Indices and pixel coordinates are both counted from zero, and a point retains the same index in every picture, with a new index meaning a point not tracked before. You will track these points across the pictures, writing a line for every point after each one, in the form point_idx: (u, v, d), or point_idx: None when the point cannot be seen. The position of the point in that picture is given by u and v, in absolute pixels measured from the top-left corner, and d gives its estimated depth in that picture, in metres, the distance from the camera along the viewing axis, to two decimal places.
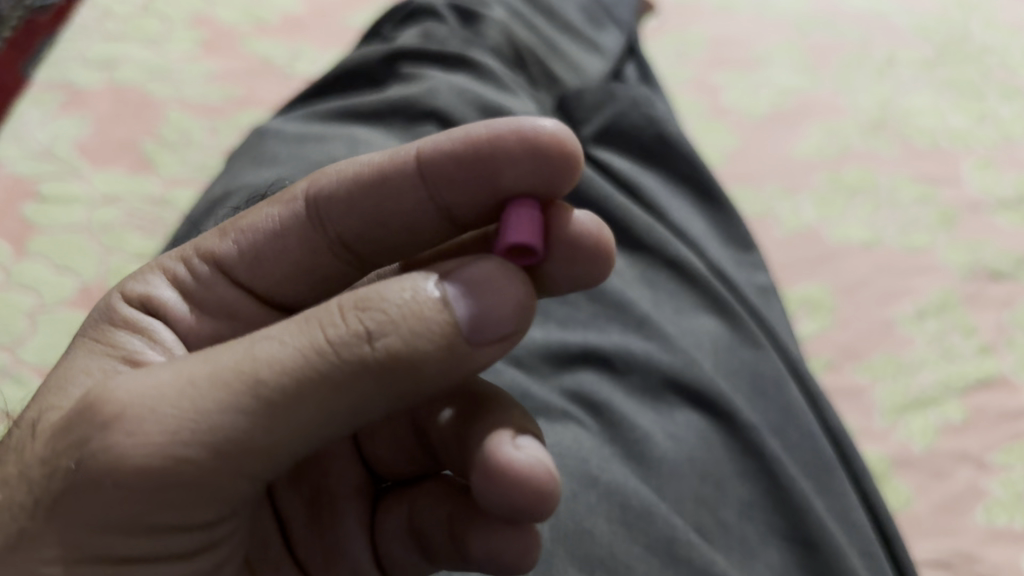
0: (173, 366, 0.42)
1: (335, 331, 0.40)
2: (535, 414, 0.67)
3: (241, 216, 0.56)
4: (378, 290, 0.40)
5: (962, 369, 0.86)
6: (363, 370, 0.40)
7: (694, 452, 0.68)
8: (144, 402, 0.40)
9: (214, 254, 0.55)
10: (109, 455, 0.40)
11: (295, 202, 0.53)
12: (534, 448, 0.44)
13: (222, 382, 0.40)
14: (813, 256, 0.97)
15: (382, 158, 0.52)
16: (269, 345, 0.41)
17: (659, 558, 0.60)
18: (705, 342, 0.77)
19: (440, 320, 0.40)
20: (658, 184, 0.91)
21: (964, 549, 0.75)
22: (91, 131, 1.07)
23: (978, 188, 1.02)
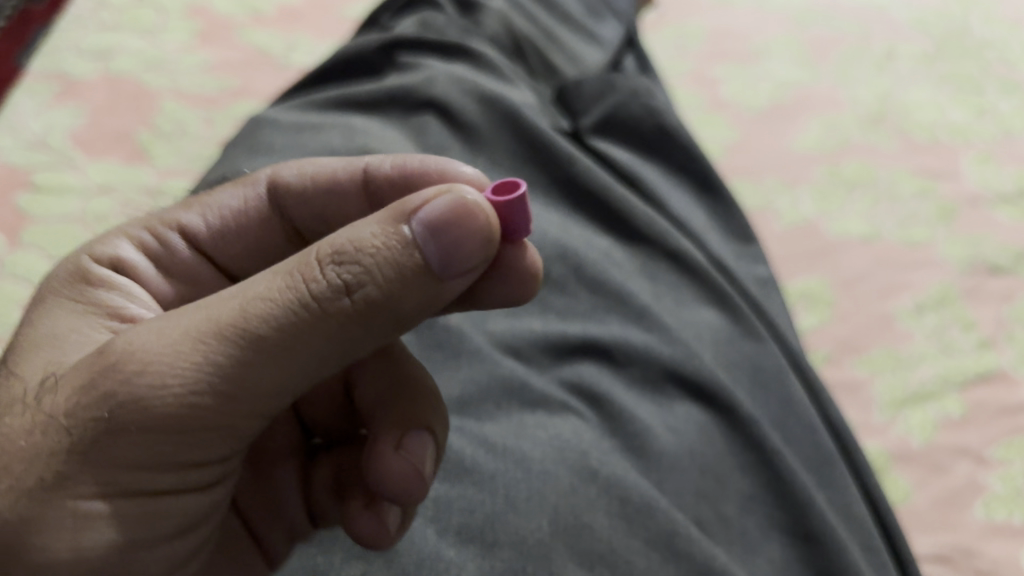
0: (172, 319, 0.44)
1: (318, 285, 0.43)
2: (533, 405, 0.66)
3: (205, 195, 0.60)
4: (352, 240, 0.43)
5: (961, 363, 0.86)
6: (349, 316, 0.43)
7: (694, 446, 0.67)
8: (158, 357, 0.42)
9: (182, 224, 0.57)
10: (134, 410, 0.42)
11: (257, 186, 0.59)
12: (418, 443, 0.53)
13: (230, 337, 0.42)
14: (812, 250, 0.96)
15: (337, 166, 0.58)
16: (261, 295, 0.43)
17: (660, 552, 0.58)
18: (705, 335, 0.77)
19: (411, 265, 0.43)
20: (657, 175, 0.90)
21: (963, 544, 0.74)
22: (85, 122, 1.05)
23: (978, 182, 1.01)
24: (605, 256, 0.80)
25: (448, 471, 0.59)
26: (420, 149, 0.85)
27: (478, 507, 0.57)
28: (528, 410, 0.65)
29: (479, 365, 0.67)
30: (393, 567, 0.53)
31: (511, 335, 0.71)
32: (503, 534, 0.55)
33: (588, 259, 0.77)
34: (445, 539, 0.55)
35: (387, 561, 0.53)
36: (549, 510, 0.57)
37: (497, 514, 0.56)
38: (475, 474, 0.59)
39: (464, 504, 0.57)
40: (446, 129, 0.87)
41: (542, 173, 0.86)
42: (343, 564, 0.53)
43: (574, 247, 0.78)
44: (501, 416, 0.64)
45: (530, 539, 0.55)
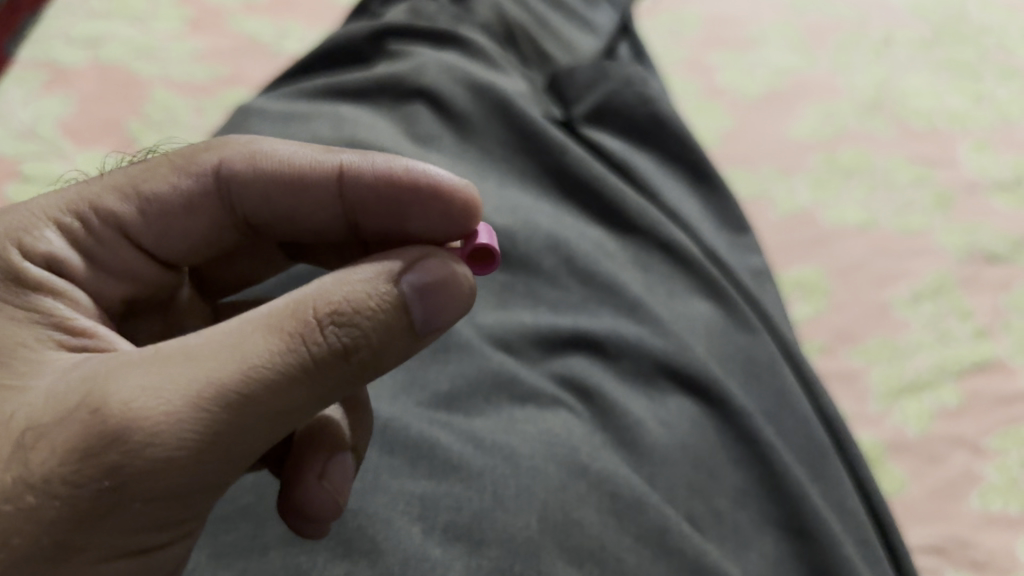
0: (164, 372, 0.39)
1: (320, 348, 0.40)
2: (523, 399, 0.64)
3: (139, 173, 0.52)
4: (347, 299, 0.41)
5: (957, 352, 0.85)
6: (346, 377, 0.42)
7: (686, 439, 0.66)
8: (158, 426, 0.38)
9: (117, 215, 0.51)
10: (138, 484, 0.38)
11: (206, 175, 0.52)
12: (337, 471, 0.49)
13: (233, 403, 0.39)
14: (807, 239, 0.95)
15: (306, 161, 0.53)
16: (259, 356, 0.40)
17: (651, 549, 0.55)
18: (698, 325, 0.76)
19: (402, 328, 0.42)
20: (650, 164, 0.89)
21: (958, 536, 0.74)
22: (74, 111, 1.04)
23: (975, 170, 1.00)
24: (597, 247, 0.79)
25: (435, 467, 0.55)
26: (408, 139, 0.84)
27: (466, 504, 0.53)
28: (518, 403, 0.63)
29: (466, 358, 0.66)
30: (377, 568, 0.49)
31: (499, 327, 0.70)
32: (492, 532, 0.51)
33: (579, 250, 0.76)
34: (430, 538, 0.51)
35: (371, 563, 0.49)
36: (538, 506, 0.53)
37: (484, 512, 0.52)
38: (463, 470, 0.55)
39: (451, 502, 0.53)
40: (434, 118, 0.86)
41: (532, 163, 0.85)
42: (327, 566, 0.49)
43: (565, 238, 0.77)
44: (489, 409, 0.63)
45: (518, 538, 0.51)
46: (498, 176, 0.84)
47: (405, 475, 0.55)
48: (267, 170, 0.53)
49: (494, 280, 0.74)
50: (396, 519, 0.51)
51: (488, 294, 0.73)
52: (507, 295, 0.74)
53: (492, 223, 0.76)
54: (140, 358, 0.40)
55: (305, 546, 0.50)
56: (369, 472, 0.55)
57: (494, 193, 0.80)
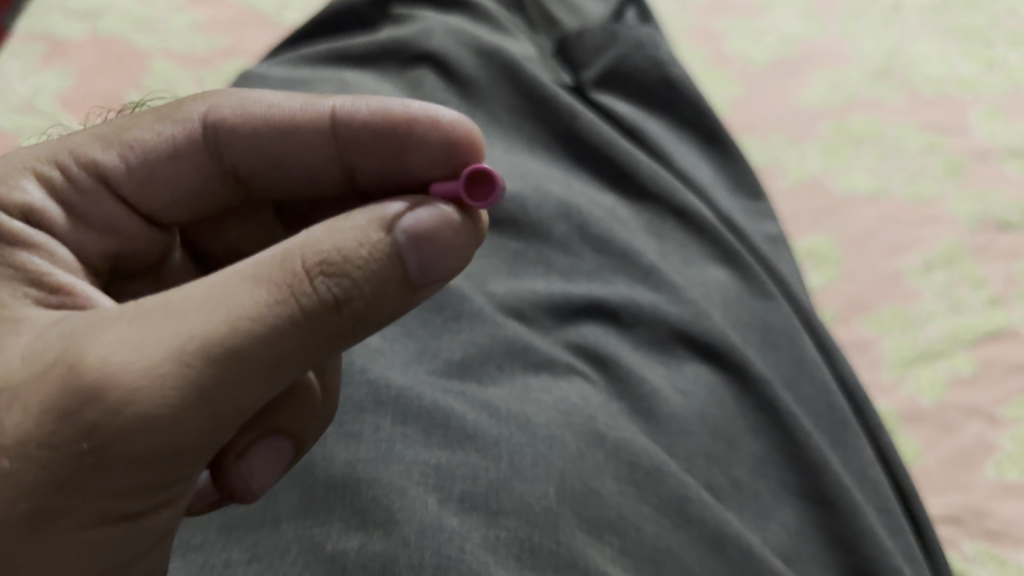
0: (145, 328, 0.38)
1: (309, 299, 0.39)
2: (536, 367, 0.62)
3: (122, 123, 0.51)
4: (338, 248, 0.39)
5: (970, 321, 0.83)
6: (338, 331, 0.40)
7: (704, 407, 0.65)
8: (138, 382, 0.37)
9: (98, 164, 0.49)
10: (118, 446, 0.37)
11: (194, 123, 0.51)
12: (258, 460, 0.46)
13: (218, 358, 0.38)
14: (817, 208, 0.93)
15: (295, 106, 0.51)
16: (245, 308, 0.38)
17: (670, 518, 0.53)
18: (714, 293, 0.75)
19: (397, 277, 0.40)
20: (662, 129, 0.87)
21: (974, 505, 0.73)
22: (74, 84, 1.02)
23: (987, 136, 0.98)
24: (609, 213, 0.77)
25: (449, 436, 0.53)
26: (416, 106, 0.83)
27: (482, 474, 0.51)
28: (532, 371, 0.62)
29: (479, 326, 0.64)
30: (392, 539, 0.46)
31: (513, 296, 0.69)
32: (508, 502, 0.50)
33: (591, 216, 0.74)
34: (447, 508, 0.49)
35: (387, 533, 0.47)
36: (556, 476, 0.52)
37: (501, 481, 0.51)
38: (477, 440, 0.53)
39: (467, 472, 0.51)
40: (441, 82, 0.84)
41: (544, 129, 0.84)
42: (340, 537, 0.47)
43: (577, 205, 0.75)
44: (503, 376, 0.61)
45: (536, 507, 0.50)
46: (508, 144, 0.82)
47: (420, 444, 0.53)
48: (254, 116, 0.51)
49: (505, 249, 0.73)
50: (411, 489, 0.49)
51: (500, 263, 0.72)
52: (519, 263, 0.72)
53: (503, 189, 0.74)
54: (121, 315, 0.39)
55: (318, 516, 0.48)
56: (382, 441, 0.53)
57: (505, 162, 0.79)
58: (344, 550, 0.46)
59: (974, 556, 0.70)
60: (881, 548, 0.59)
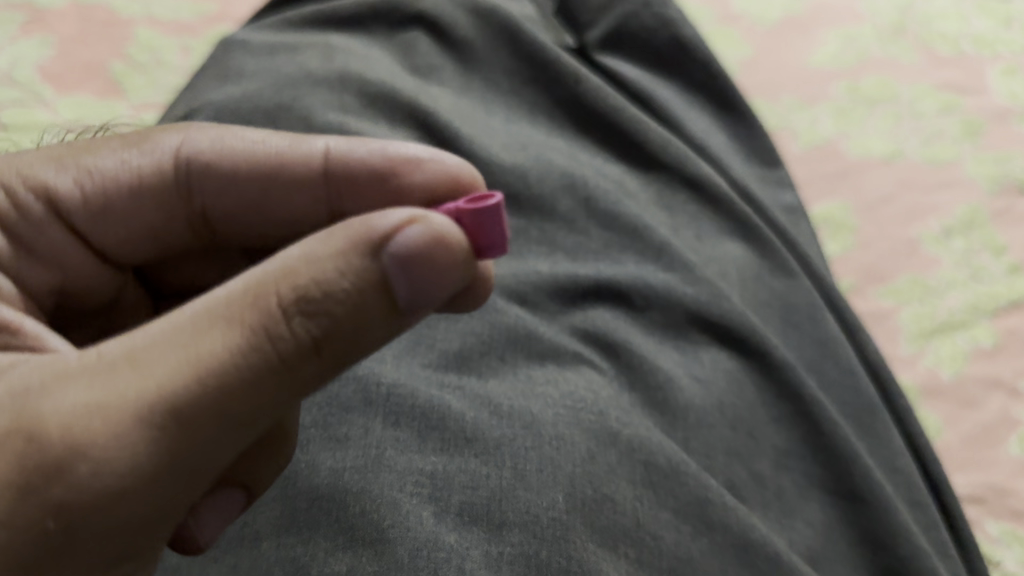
0: (109, 387, 0.34)
1: (286, 343, 0.34)
2: (541, 357, 0.58)
3: (87, 148, 0.48)
4: (317, 281, 0.34)
5: (991, 290, 0.76)
6: (322, 371, 0.36)
7: (724, 397, 0.60)
8: (108, 452, 0.33)
9: (51, 189, 0.47)
10: (87, 521, 0.34)
11: (166, 155, 0.48)
12: (210, 520, 0.41)
13: (192, 418, 0.34)
14: (833, 172, 0.87)
15: (285, 147, 0.49)
16: (217, 358, 0.34)
17: (692, 525, 0.49)
18: (731, 271, 0.69)
19: (385, 309, 0.36)
20: (671, 92, 0.81)
21: (998, 483, 0.66)
22: (54, 54, 0.94)
23: (1007, 97, 0.91)
24: (617, 185, 0.72)
25: (446, 440, 0.49)
26: (407, 71, 0.77)
27: (483, 482, 0.46)
28: (536, 361, 0.57)
29: (478, 313, 0.60)
30: (384, 562, 0.42)
31: (516, 279, 0.64)
32: (513, 514, 0.45)
33: (598, 189, 0.69)
34: (443, 524, 0.44)
35: (378, 554, 0.42)
36: (565, 483, 0.47)
37: (504, 490, 0.46)
38: (478, 444, 0.49)
39: (467, 480, 0.47)
40: (436, 47, 0.79)
41: (544, 94, 0.78)
42: (327, 559, 0.42)
43: (582, 177, 0.70)
44: (505, 367, 0.57)
45: (543, 519, 0.45)
46: (506, 111, 0.77)
47: (414, 450, 0.48)
48: (233, 154, 0.49)
49: (505, 226, 0.68)
50: (404, 503, 0.45)
51: None
52: (521, 242, 0.68)
53: (503, 161, 0.69)
54: (81, 366, 0.35)
55: (301, 533, 0.44)
56: (371, 446, 0.48)
57: (502, 130, 0.74)
58: (330, 574, 0.42)
59: (998, 538, 0.64)
60: (916, 547, 0.54)
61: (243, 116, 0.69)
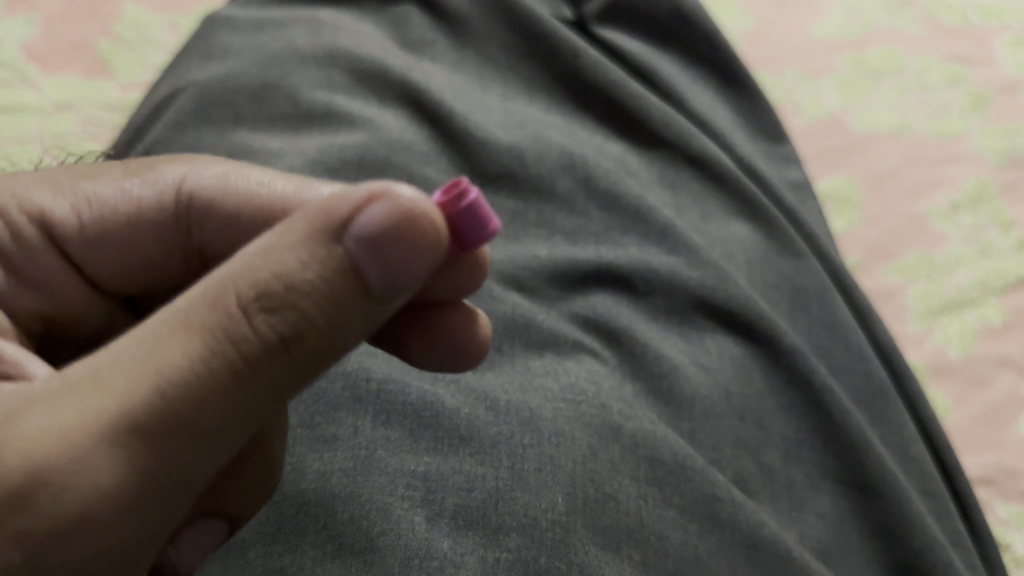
0: (63, 406, 0.31)
1: (250, 344, 0.31)
2: (540, 348, 0.55)
3: (92, 172, 0.45)
4: (277, 273, 0.31)
5: (1000, 266, 0.73)
6: (297, 371, 0.32)
7: (731, 386, 0.58)
8: (66, 475, 0.30)
9: (46, 215, 0.44)
10: (54, 554, 0.30)
11: (167, 189, 0.44)
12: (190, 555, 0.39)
13: (156, 432, 0.30)
14: (839, 146, 0.83)
15: (292, 196, 0.44)
16: (177, 365, 0.31)
17: (698, 523, 0.47)
18: (737, 253, 0.67)
19: (360, 297, 0.32)
20: (673, 67, 0.78)
21: (1007, 464, 0.64)
22: (39, 32, 0.87)
23: (1014, 68, 0.87)
24: (618, 164, 0.69)
25: (439, 439, 0.47)
26: (400, 47, 0.74)
27: (479, 484, 0.44)
28: (535, 352, 0.55)
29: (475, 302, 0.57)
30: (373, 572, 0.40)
31: (513, 264, 0.61)
32: (510, 516, 0.43)
33: (598, 168, 0.66)
34: (437, 529, 0.42)
35: (367, 564, 0.40)
36: (565, 483, 0.44)
37: (501, 492, 0.44)
38: (473, 443, 0.46)
39: (461, 481, 0.44)
40: (428, 22, 0.76)
41: (541, 70, 0.75)
42: (314, 569, 0.40)
43: (582, 156, 0.67)
44: (503, 358, 0.54)
45: (542, 522, 0.42)
46: (503, 88, 0.74)
47: (407, 450, 0.46)
48: (235, 193, 0.44)
49: (503, 209, 0.65)
50: (395, 508, 0.42)
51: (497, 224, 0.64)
52: (519, 224, 0.65)
53: (499, 142, 0.67)
54: (37, 391, 0.32)
55: (288, 541, 0.41)
56: (360, 447, 0.46)
57: (497, 108, 0.71)
58: None
59: (1008, 521, 0.61)
60: (930, 538, 0.52)
61: (228, 98, 0.66)
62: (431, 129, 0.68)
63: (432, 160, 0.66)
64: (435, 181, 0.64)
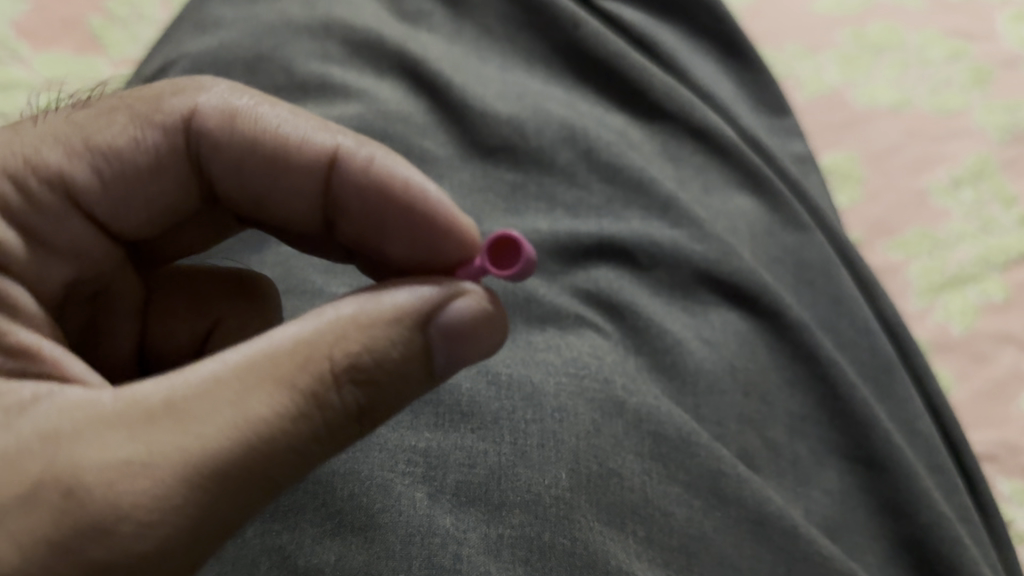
0: (151, 441, 0.31)
1: (332, 411, 0.33)
2: (541, 322, 0.55)
3: (99, 123, 0.42)
4: (368, 349, 0.34)
5: (1002, 243, 0.72)
6: (356, 437, 0.35)
7: (735, 360, 0.57)
8: (152, 513, 0.30)
9: (67, 177, 0.41)
10: None
11: (179, 131, 0.43)
12: None
13: (240, 481, 0.31)
14: (840, 121, 0.82)
15: (298, 139, 0.44)
16: (267, 419, 0.32)
17: (703, 498, 0.46)
18: (741, 226, 0.66)
19: (424, 376, 0.35)
20: (676, 39, 0.77)
21: (1010, 441, 0.63)
22: (30, 8, 0.84)
23: (1016, 43, 0.85)
24: (619, 136, 0.68)
25: (440, 415, 0.46)
26: (396, 17, 0.72)
27: (481, 460, 0.43)
28: (536, 326, 0.54)
29: None
30: (373, 550, 0.39)
31: None
32: (511, 493, 0.42)
33: (599, 141, 0.65)
34: (438, 505, 0.41)
35: (367, 541, 0.39)
36: (569, 458, 0.44)
37: (504, 468, 0.43)
38: (474, 419, 0.45)
39: (463, 458, 0.43)
40: None
41: (541, 42, 0.73)
42: (313, 547, 0.39)
43: (583, 128, 0.66)
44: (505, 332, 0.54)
45: (545, 498, 0.42)
46: (501, 59, 0.72)
47: (407, 426, 0.45)
48: (247, 139, 0.43)
49: (502, 181, 0.64)
50: (396, 484, 0.42)
51: (497, 198, 0.63)
52: (519, 197, 0.63)
53: (499, 113, 0.65)
54: (116, 412, 0.32)
55: (286, 518, 0.40)
56: None
57: (496, 79, 0.70)
58: (318, 564, 0.39)
59: (1010, 497, 0.61)
60: (937, 513, 0.51)
61: (220, 71, 0.64)
62: (429, 101, 0.66)
63: (430, 134, 0.65)
64: (433, 154, 0.63)
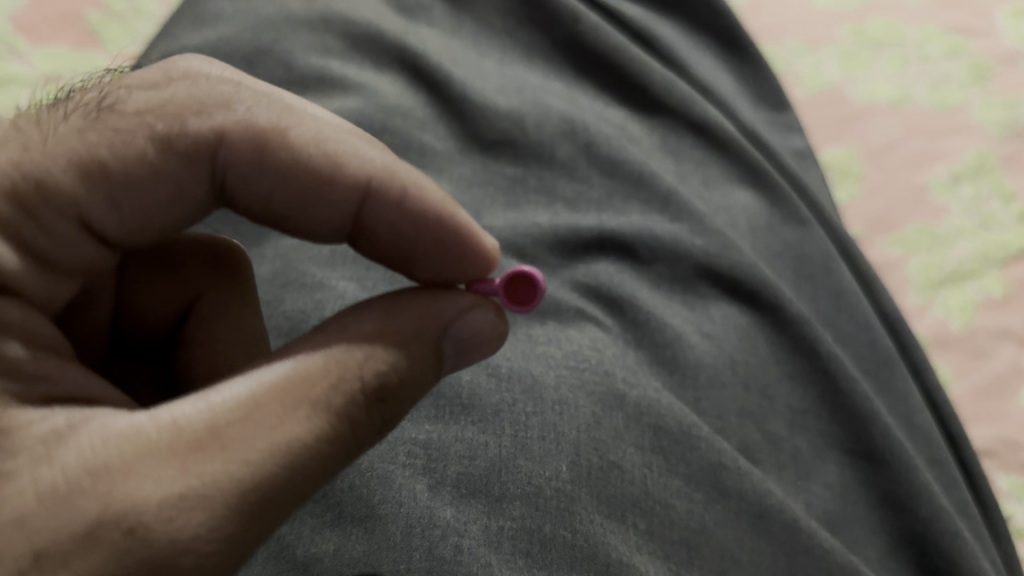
0: (202, 471, 0.30)
1: (364, 428, 0.34)
2: (541, 315, 0.55)
3: (114, 140, 0.36)
4: (394, 364, 0.35)
5: (1001, 239, 0.72)
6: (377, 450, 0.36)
7: (735, 354, 0.57)
8: (211, 544, 0.30)
9: (82, 205, 0.36)
10: None
11: (206, 155, 0.37)
12: None
13: (285, 503, 0.32)
14: (839, 116, 0.82)
15: (336, 165, 0.39)
16: (310, 441, 0.32)
17: (704, 492, 0.46)
18: (741, 221, 0.66)
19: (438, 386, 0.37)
20: (676, 34, 0.77)
21: (1009, 436, 0.63)
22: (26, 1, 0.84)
23: (1015, 39, 0.85)
24: (619, 131, 0.68)
25: (440, 407, 0.46)
26: (394, 11, 0.72)
27: (481, 452, 0.43)
28: (536, 320, 0.54)
29: None
30: (373, 541, 0.39)
31: (512, 232, 0.60)
32: (512, 486, 0.42)
33: (599, 135, 0.65)
34: (438, 497, 0.41)
35: (367, 531, 0.39)
36: (571, 451, 0.44)
37: (504, 460, 0.43)
38: (475, 411, 0.45)
39: (463, 449, 0.43)
40: None
41: (540, 37, 0.73)
42: (312, 538, 0.39)
43: (583, 122, 0.66)
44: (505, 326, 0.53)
45: (546, 490, 0.42)
46: (501, 53, 0.72)
47: (407, 418, 0.45)
48: (275, 162, 0.39)
49: (502, 176, 0.64)
50: (396, 476, 0.42)
51: (497, 192, 0.63)
52: (519, 191, 0.63)
53: (499, 108, 0.65)
54: (161, 440, 0.31)
55: None
56: None
57: (496, 73, 0.70)
58: (317, 554, 0.39)
59: (1009, 492, 0.61)
60: (938, 508, 0.51)
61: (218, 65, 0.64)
62: (429, 95, 0.66)
63: (430, 127, 0.64)
64: (432, 148, 0.63)
